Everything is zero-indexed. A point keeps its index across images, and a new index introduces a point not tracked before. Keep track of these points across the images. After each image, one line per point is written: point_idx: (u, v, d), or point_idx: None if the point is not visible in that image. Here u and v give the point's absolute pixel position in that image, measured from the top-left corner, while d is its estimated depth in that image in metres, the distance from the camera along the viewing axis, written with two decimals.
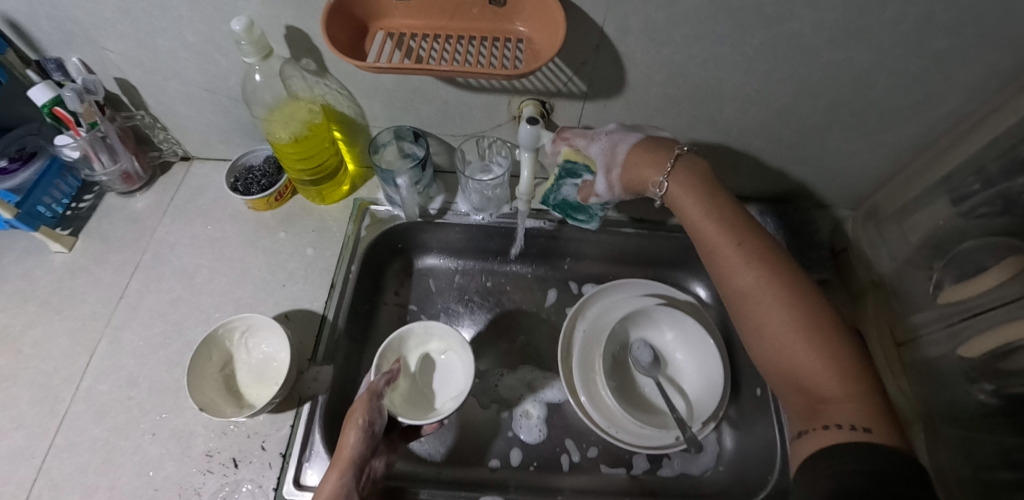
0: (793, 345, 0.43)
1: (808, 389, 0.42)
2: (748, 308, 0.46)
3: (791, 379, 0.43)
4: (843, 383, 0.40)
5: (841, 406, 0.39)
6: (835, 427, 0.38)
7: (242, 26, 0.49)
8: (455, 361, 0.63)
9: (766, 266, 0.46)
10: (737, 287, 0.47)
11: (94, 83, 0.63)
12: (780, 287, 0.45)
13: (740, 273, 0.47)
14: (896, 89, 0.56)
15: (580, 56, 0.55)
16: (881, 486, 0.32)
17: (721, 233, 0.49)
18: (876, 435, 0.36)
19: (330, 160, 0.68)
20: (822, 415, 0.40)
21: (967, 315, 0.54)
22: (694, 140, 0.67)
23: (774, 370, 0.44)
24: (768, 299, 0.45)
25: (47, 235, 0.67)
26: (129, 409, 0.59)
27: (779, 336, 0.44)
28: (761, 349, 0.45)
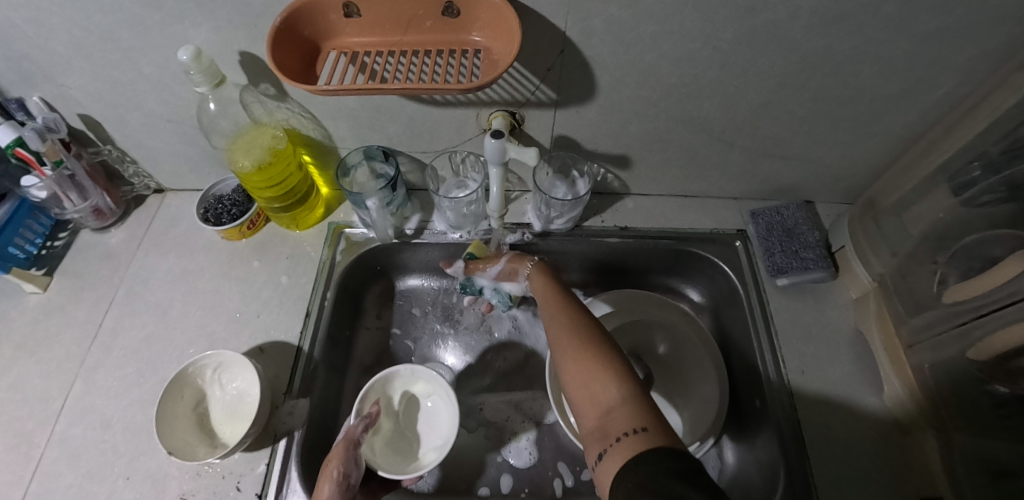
0: (591, 379, 0.43)
1: (608, 426, 0.38)
2: (564, 363, 0.47)
3: (589, 421, 0.41)
4: (612, 382, 0.42)
5: (605, 410, 0.40)
6: (621, 437, 0.36)
7: (189, 56, 0.47)
8: (442, 406, 0.60)
9: (571, 326, 0.49)
10: (558, 354, 0.48)
11: (55, 121, 0.62)
12: (584, 341, 0.47)
13: (558, 343, 0.49)
14: (884, 76, 0.53)
15: (545, 63, 0.52)
16: (673, 484, 0.30)
17: (553, 320, 0.52)
18: (649, 431, 0.35)
19: (300, 186, 0.67)
20: (603, 426, 0.39)
21: (976, 315, 0.50)
22: (675, 142, 0.64)
23: (587, 418, 0.42)
24: (574, 349, 0.46)
25: (20, 275, 0.66)
26: (101, 453, 0.56)
27: (586, 377, 0.44)
28: (577, 401, 0.44)
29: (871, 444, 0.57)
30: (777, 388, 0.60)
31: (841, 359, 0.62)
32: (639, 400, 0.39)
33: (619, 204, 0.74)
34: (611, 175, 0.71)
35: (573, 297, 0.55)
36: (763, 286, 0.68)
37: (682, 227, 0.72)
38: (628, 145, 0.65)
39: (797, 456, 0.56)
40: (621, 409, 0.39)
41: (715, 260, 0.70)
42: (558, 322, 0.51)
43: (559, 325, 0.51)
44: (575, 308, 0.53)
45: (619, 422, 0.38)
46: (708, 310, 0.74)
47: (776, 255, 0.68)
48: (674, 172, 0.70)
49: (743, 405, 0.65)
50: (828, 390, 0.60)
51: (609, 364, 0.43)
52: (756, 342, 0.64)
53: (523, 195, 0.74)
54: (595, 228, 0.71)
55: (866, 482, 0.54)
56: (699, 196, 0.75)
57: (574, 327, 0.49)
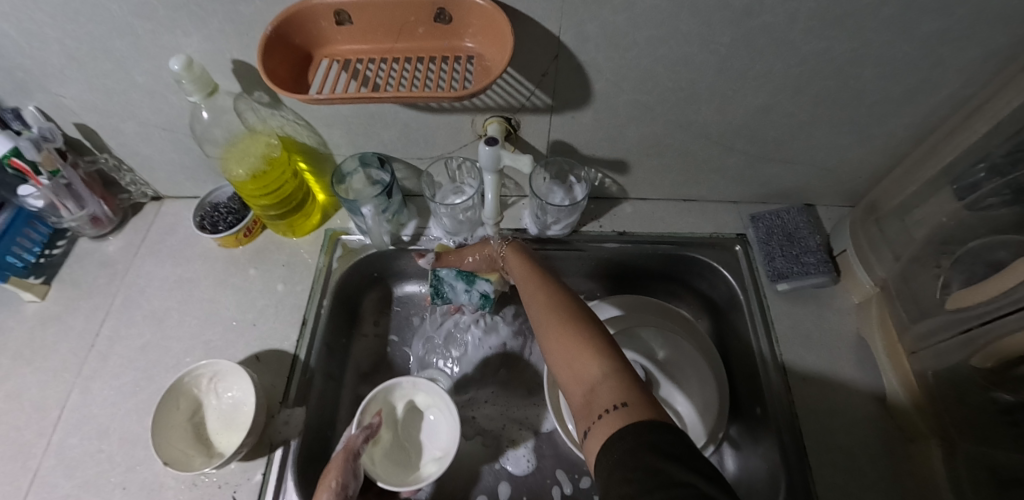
0: (573, 356, 0.42)
1: (591, 402, 0.37)
2: (547, 341, 0.45)
3: (574, 396, 0.40)
4: (594, 357, 0.40)
5: (589, 385, 0.38)
6: (603, 412, 0.35)
7: (181, 65, 0.47)
8: (442, 419, 0.60)
9: (552, 306, 0.48)
10: (542, 333, 0.47)
11: (51, 131, 0.62)
12: (565, 319, 0.46)
13: (542, 322, 0.47)
14: (884, 78, 0.52)
15: (539, 69, 0.52)
16: (659, 463, 0.29)
17: (535, 300, 0.51)
18: (630, 404, 0.34)
19: (296, 193, 0.66)
20: (587, 401, 0.37)
21: (980, 322, 0.49)
22: (673, 146, 0.63)
23: (572, 395, 0.40)
24: (558, 326, 0.45)
25: (18, 284, 0.66)
26: (98, 463, 0.56)
27: (569, 354, 0.42)
28: (561, 379, 0.42)
29: (873, 452, 0.56)
30: (777, 396, 0.60)
31: (843, 365, 0.62)
32: (621, 375, 0.38)
33: (618, 209, 0.73)
34: (609, 179, 0.70)
35: (553, 277, 0.54)
36: (764, 291, 0.67)
37: (681, 232, 0.71)
38: (625, 149, 0.64)
39: (798, 468, 0.55)
40: (604, 383, 0.37)
41: (715, 265, 0.69)
42: (540, 303, 0.49)
43: (540, 306, 0.49)
44: (557, 288, 0.51)
45: (603, 396, 0.36)
46: (708, 315, 0.73)
47: (776, 259, 0.67)
48: (673, 176, 0.69)
49: (743, 412, 0.64)
50: (829, 397, 0.59)
51: (591, 340, 0.42)
52: (756, 348, 0.63)
53: (520, 200, 0.74)
54: (592, 233, 0.71)
55: (869, 492, 0.53)
56: (698, 200, 0.74)
57: (556, 307, 0.48)
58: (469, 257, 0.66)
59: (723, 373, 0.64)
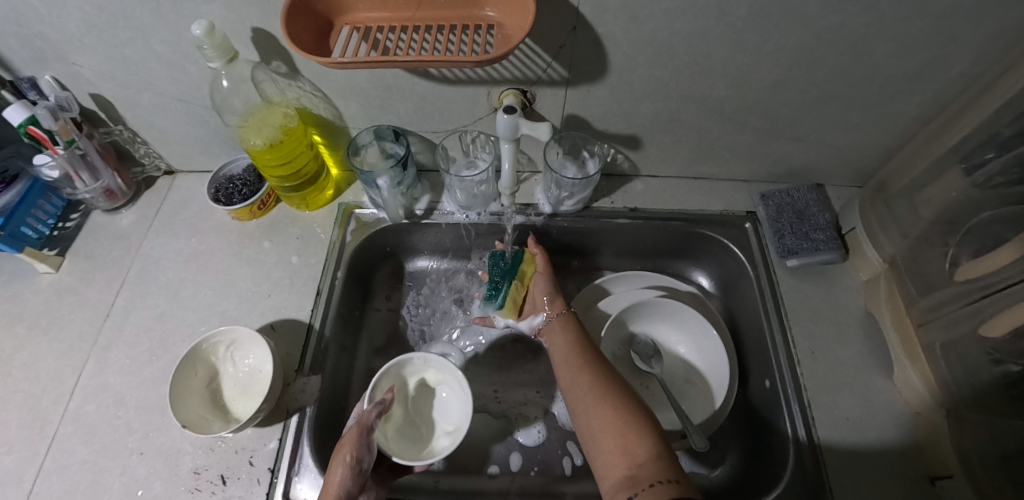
0: (622, 428, 0.45)
1: (640, 475, 0.40)
2: (592, 408, 0.48)
3: (616, 468, 0.43)
4: (645, 436, 0.44)
5: (638, 461, 0.42)
6: (653, 486, 0.38)
7: (203, 30, 0.47)
8: (452, 396, 0.59)
9: (600, 373, 0.52)
10: (586, 399, 0.50)
11: (67, 100, 0.62)
12: (613, 389, 0.49)
13: (587, 388, 0.51)
14: (898, 54, 0.53)
15: (557, 40, 0.52)
16: None
17: (580, 365, 0.54)
18: (683, 483, 0.38)
19: (310, 165, 0.67)
20: (634, 476, 0.41)
21: (987, 293, 0.50)
22: (685, 123, 0.64)
23: (613, 467, 0.43)
24: (607, 397, 0.48)
25: (33, 255, 0.66)
26: (116, 429, 0.57)
27: (618, 426, 0.45)
28: (602, 449, 0.45)
29: (880, 423, 0.57)
30: (786, 369, 0.60)
31: (851, 340, 0.63)
32: (669, 456, 0.42)
33: (629, 186, 0.74)
34: (621, 155, 0.71)
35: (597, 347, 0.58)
36: (772, 268, 0.68)
37: (692, 209, 0.72)
38: (638, 126, 0.65)
39: (807, 439, 0.56)
40: (654, 463, 0.41)
41: (725, 241, 0.70)
42: (586, 370, 0.53)
43: (587, 373, 0.52)
44: (602, 359, 0.55)
45: (653, 473, 0.40)
46: (717, 291, 0.74)
47: (786, 236, 0.67)
48: (684, 154, 0.70)
49: (751, 386, 0.65)
50: (837, 370, 0.60)
51: (640, 418, 0.46)
52: (765, 322, 0.64)
53: (533, 177, 0.74)
54: (605, 210, 0.71)
55: (875, 461, 0.54)
56: (708, 179, 0.75)
57: (605, 376, 0.51)
58: (543, 267, 0.68)
59: (732, 348, 0.65)
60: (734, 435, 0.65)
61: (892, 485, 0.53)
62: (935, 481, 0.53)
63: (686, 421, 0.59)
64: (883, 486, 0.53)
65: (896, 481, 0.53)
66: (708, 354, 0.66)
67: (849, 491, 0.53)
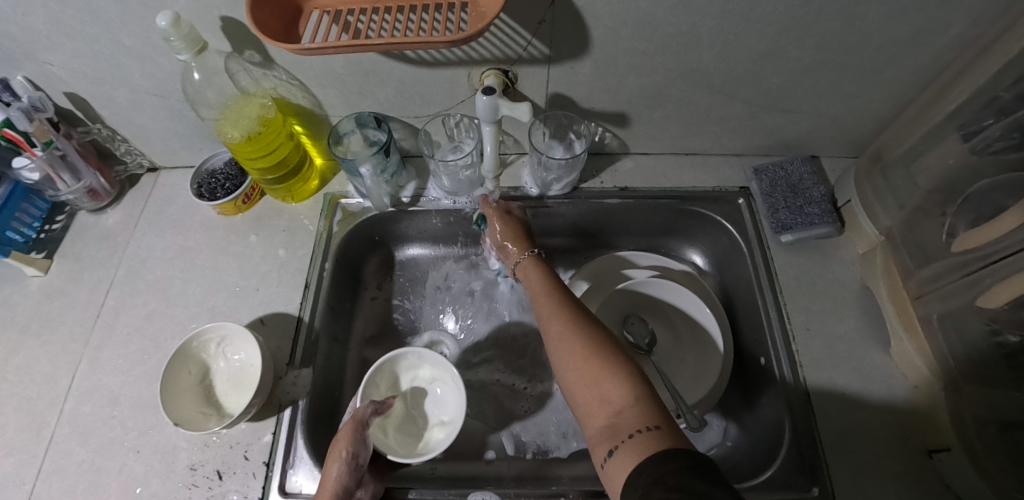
0: (599, 377, 0.42)
1: (619, 425, 0.38)
2: (567, 359, 0.46)
3: (596, 420, 0.41)
4: (624, 383, 0.41)
5: (616, 409, 0.39)
6: (633, 436, 0.36)
7: (168, 22, 0.46)
8: (447, 389, 0.59)
9: (575, 319, 0.49)
10: (561, 351, 0.47)
11: (41, 100, 0.61)
12: (588, 337, 0.46)
13: (563, 337, 0.48)
14: (892, 18, 0.50)
15: (535, 16, 0.50)
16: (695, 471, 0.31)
17: (553, 314, 0.51)
18: (664, 430, 0.36)
19: (293, 156, 0.66)
20: (614, 426, 0.39)
21: (985, 262, 0.49)
22: (673, 98, 0.62)
23: (594, 418, 0.41)
24: (582, 345, 0.46)
25: (20, 259, 0.65)
26: (111, 428, 0.57)
27: (596, 376, 0.43)
28: (583, 401, 0.43)
29: (878, 397, 0.56)
30: (780, 345, 0.60)
31: (847, 314, 0.62)
32: (651, 400, 0.39)
33: (618, 164, 0.72)
34: (609, 133, 0.69)
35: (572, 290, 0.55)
36: (766, 243, 0.66)
37: (683, 187, 0.71)
38: (625, 102, 0.63)
39: (802, 414, 0.55)
40: (634, 410, 0.39)
41: (718, 218, 0.69)
42: (559, 319, 0.50)
43: (560, 323, 0.50)
44: (578, 305, 0.52)
45: (633, 421, 0.37)
46: (711, 269, 0.74)
47: (780, 211, 0.66)
48: (674, 129, 0.68)
49: (747, 363, 0.65)
50: (833, 346, 0.60)
51: (615, 363, 0.43)
52: (760, 298, 0.63)
53: (519, 158, 0.73)
54: (595, 190, 0.70)
55: (872, 435, 0.54)
56: (699, 154, 0.73)
57: (578, 325, 0.48)
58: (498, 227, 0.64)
59: (725, 325, 0.64)
60: (731, 412, 0.65)
61: (887, 457, 0.53)
62: (933, 454, 0.52)
63: (677, 400, 0.59)
64: (878, 460, 0.53)
65: (890, 454, 0.53)
66: (703, 334, 0.65)
67: (847, 466, 0.52)
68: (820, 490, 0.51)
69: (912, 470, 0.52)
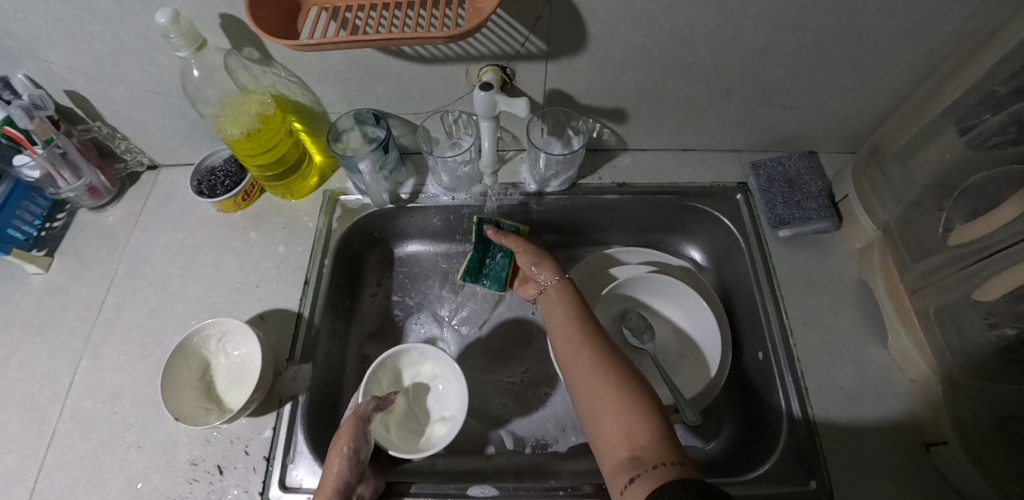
0: (623, 406, 0.43)
1: (643, 458, 0.39)
2: (590, 384, 0.47)
3: (617, 449, 0.41)
4: (648, 416, 0.42)
5: (641, 442, 0.40)
6: (658, 471, 0.37)
7: (167, 19, 0.46)
8: (450, 385, 0.59)
9: (598, 345, 0.50)
10: (583, 375, 0.48)
11: (41, 98, 0.61)
12: (612, 365, 0.47)
13: (586, 363, 0.49)
14: (888, 13, 0.51)
15: (532, 12, 0.50)
16: None
17: (575, 337, 0.52)
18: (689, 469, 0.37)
19: (292, 153, 0.66)
20: (636, 457, 0.40)
21: (982, 256, 0.49)
22: (670, 93, 0.62)
23: (613, 446, 0.42)
24: (606, 372, 0.47)
25: (21, 257, 0.66)
26: (113, 424, 0.57)
27: (619, 405, 0.44)
28: (603, 427, 0.44)
29: (875, 391, 0.56)
30: (777, 339, 0.60)
31: (844, 308, 0.62)
32: (672, 437, 0.41)
33: (616, 161, 0.73)
34: (606, 130, 0.70)
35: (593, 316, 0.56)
36: (764, 238, 0.67)
37: (681, 182, 0.71)
38: (623, 98, 0.63)
39: (800, 408, 0.56)
40: (658, 445, 0.40)
41: (716, 214, 0.69)
42: (582, 343, 0.51)
43: (587, 349, 0.50)
44: (599, 331, 0.53)
45: (657, 456, 0.39)
46: (709, 265, 0.74)
47: (777, 206, 0.66)
48: (672, 125, 0.69)
49: (745, 357, 0.65)
50: (831, 340, 0.60)
51: (642, 397, 0.44)
52: (757, 293, 0.63)
53: (517, 155, 0.73)
54: (592, 186, 0.70)
55: (870, 429, 0.54)
56: (697, 150, 0.74)
57: (606, 353, 0.49)
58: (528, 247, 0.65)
59: (723, 320, 0.65)
60: (729, 406, 0.65)
61: (884, 450, 0.53)
62: (930, 447, 0.52)
63: (677, 396, 0.59)
64: (875, 453, 0.53)
65: (887, 447, 0.53)
66: (701, 329, 0.65)
67: (844, 459, 0.53)
68: (817, 483, 0.51)
69: (909, 463, 0.52)
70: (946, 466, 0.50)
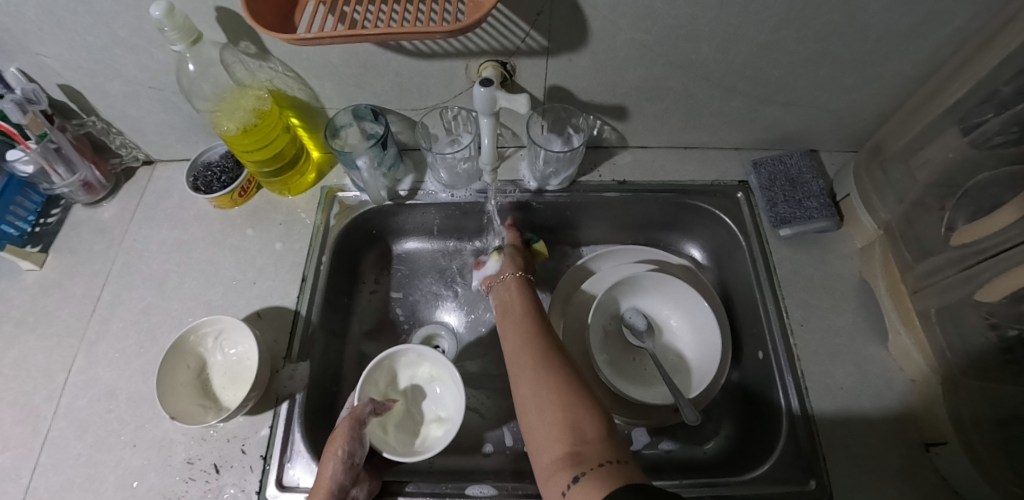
0: (570, 405, 0.43)
1: (586, 454, 0.38)
2: (539, 383, 0.46)
3: (558, 444, 0.40)
4: (595, 416, 0.41)
5: (583, 440, 0.39)
6: (599, 465, 0.36)
7: (161, 12, 0.45)
8: (446, 387, 0.58)
9: (553, 350, 0.50)
10: (533, 374, 0.47)
11: (34, 92, 0.61)
12: (564, 368, 0.47)
13: (536, 363, 0.48)
14: (892, 11, 0.50)
15: (533, 7, 0.50)
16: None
17: (532, 341, 0.52)
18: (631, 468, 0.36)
19: (289, 149, 0.65)
20: (578, 453, 0.38)
21: (984, 257, 0.49)
22: (672, 90, 0.62)
23: (554, 442, 0.41)
24: (556, 373, 0.46)
25: (15, 253, 0.65)
26: (108, 422, 0.57)
27: (566, 403, 0.43)
28: (547, 424, 0.42)
29: (876, 392, 0.56)
30: (778, 338, 0.60)
31: (845, 308, 0.62)
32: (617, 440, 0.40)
33: (617, 158, 0.72)
34: (607, 127, 0.69)
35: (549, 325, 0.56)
36: (765, 237, 0.66)
37: (683, 180, 0.70)
38: (625, 94, 0.63)
39: (800, 409, 0.55)
40: (602, 444, 0.39)
41: (715, 212, 0.69)
42: (537, 346, 0.51)
43: (537, 350, 0.50)
44: (554, 339, 0.53)
45: (599, 453, 0.38)
46: (709, 263, 0.73)
47: (778, 205, 0.66)
48: (673, 122, 0.68)
49: (745, 357, 0.65)
50: (831, 339, 0.59)
51: (588, 399, 0.43)
52: (758, 292, 0.63)
53: (518, 151, 0.73)
54: (593, 183, 0.70)
55: (870, 429, 0.54)
56: (698, 148, 0.73)
57: (558, 357, 0.49)
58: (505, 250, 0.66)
59: (723, 319, 0.64)
60: (728, 405, 0.65)
61: (883, 451, 0.53)
62: (930, 448, 0.52)
63: (677, 395, 0.58)
64: (874, 453, 0.53)
65: (887, 448, 0.53)
66: (700, 326, 0.65)
67: (843, 459, 0.52)
68: (817, 483, 0.51)
69: (909, 464, 0.52)
70: (945, 466, 0.51)
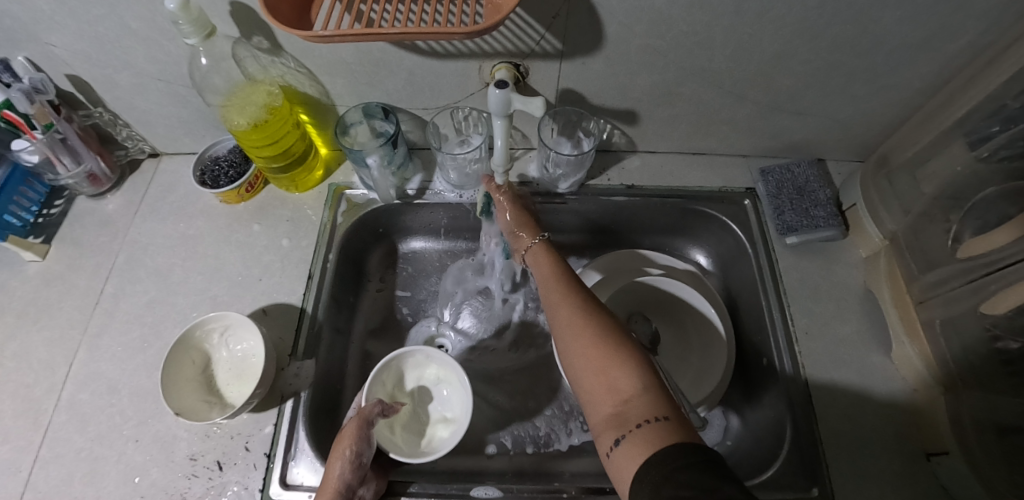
0: (605, 364, 0.42)
1: (627, 413, 0.37)
2: (574, 347, 0.45)
3: (602, 408, 0.40)
4: (632, 371, 0.40)
5: (624, 399, 0.39)
6: (641, 426, 0.35)
7: (177, 4, 0.45)
8: (454, 390, 0.58)
9: (583, 306, 0.48)
10: (567, 336, 0.47)
11: (42, 82, 0.60)
12: (597, 324, 0.46)
13: (568, 325, 0.47)
14: (905, 23, 0.50)
15: (550, 10, 0.50)
16: (708, 467, 0.30)
17: (561, 300, 0.50)
18: (672, 422, 0.35)
19: (298, 145, 0.65)
20: (620, 414, 0.38)
21: (991, 270, 0.49)
22: (683, 97, 0.62)
23: (599, 406, 0.40)
24: (586, 333, 0.45)
25: (17, 244, 0.64)
26: (110, 417, 0.56)
27: (601, 363, 0.42)
28: (588, 390, 0.42)
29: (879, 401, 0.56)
30: (783, 346, 0.60)
31: (850, 317, 0.62)
32: (660, 390, 0.39)
33: (625, 162, 0.72)
34: (617, 131, 0.69)
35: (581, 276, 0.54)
36: (771, 244, 0.67)
37: (690, 187, 0.71)
38: (636, 99, 0.63)
39: (804, 416, 0.56)
40: (642, 399, 0.38)
41: (722, 218, 0.69)
42: (567, 304, 0.49)
43: (570, 307, 0.49)
44: (587, 291, 0.51)
45: (641, 411, 0.37)
46: (714, 270, 0.74)
47: (786, 213, 0.66)
48: (682, 128, 0.68)
49: (749, 363, 0.65)
50: (836, 348, 0.60)
51: (626, 353, 0.42)
52: (764, 300, 0.63)
53: (527, 153, 0.73)
54: (601, 187, 0.70)
55: (873, 438, 0.54)
56: (707, 154, 0.73)
57: (588, 312, 0.47)
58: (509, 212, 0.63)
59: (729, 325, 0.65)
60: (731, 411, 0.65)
61: (885, 460, 0.53)
62: (931, 457, 0.53)
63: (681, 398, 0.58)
64: (877, 461, 0.53)
65: (889, 457, 0.53)
66: (704, 331, 0.66)
67: (846, 467, 0.53)
68: (819, 491, 0.51)
69: (911, 473, 0.52)
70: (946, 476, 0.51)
